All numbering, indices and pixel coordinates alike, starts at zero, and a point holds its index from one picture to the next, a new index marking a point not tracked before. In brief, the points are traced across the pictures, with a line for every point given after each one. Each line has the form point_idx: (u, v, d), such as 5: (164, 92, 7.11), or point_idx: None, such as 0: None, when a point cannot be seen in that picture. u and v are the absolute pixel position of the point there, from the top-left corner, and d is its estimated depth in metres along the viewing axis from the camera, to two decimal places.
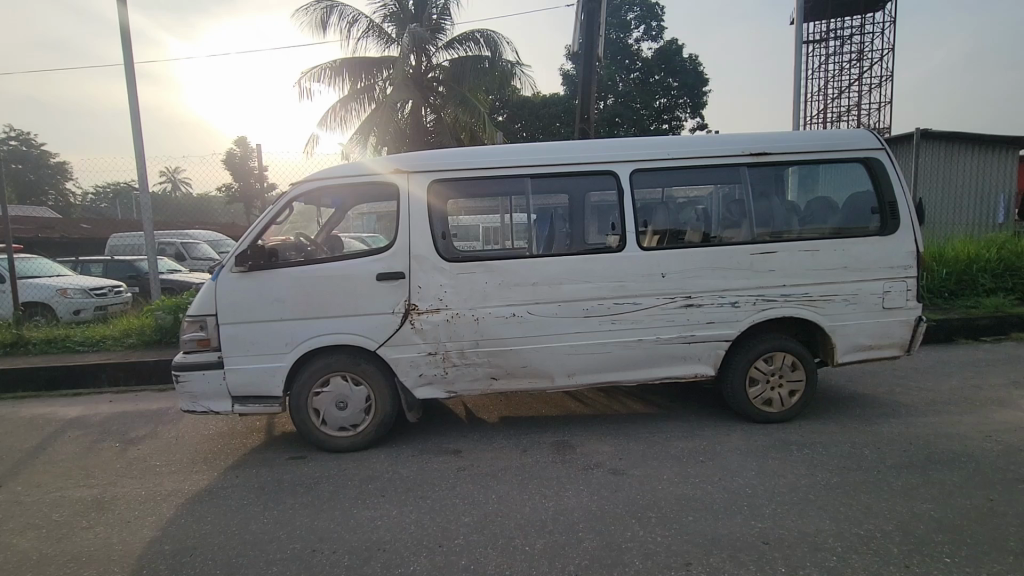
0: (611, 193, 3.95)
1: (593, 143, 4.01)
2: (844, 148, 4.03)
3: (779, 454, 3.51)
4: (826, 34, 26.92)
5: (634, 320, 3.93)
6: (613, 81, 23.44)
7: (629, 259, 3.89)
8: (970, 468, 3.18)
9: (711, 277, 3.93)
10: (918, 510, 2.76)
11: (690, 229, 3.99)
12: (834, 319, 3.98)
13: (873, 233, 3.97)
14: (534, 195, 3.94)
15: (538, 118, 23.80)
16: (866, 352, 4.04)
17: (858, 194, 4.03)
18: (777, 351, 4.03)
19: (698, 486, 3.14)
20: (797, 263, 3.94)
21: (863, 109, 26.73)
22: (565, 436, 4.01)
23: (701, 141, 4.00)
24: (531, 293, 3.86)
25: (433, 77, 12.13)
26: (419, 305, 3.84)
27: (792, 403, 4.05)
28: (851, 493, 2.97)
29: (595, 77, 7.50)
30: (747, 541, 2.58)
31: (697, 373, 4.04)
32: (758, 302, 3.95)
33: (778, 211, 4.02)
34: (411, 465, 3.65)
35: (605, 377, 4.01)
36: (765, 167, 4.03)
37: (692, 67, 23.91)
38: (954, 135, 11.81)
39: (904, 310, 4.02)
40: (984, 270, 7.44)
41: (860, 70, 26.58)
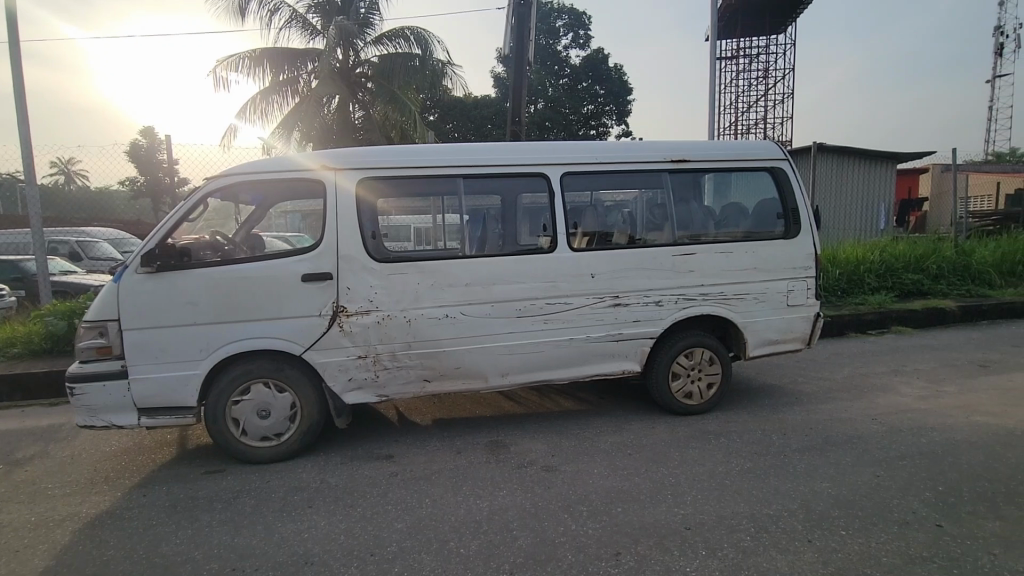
0: (542, 195, 4.04)
1: (525, 146, 4.07)
2: (753, 157, 4.36)
3: (699, 443, 3.74)
4: (736, 52, 28.98)
5: (565, 319, 4.03)
6: (543, 86, 23.88)
7: (560, 260, 3.99)
8: (860, 449, 3.55)
9: (637, 277, 4.12)
10: (818, 488, 3.04)
11: (617, 231, 4.15)
12: (745, 316, 4.29)
13: (778, 237, 4.34)
14: (466, 196, 3.94)
15: (470, 119, 23.78)
16: (774, 346, 4.39)
17: (765, 200, 4.39)
18: (696, 347, 4.29)
19: (627, 478, 3.28)
20: (713, 264, 4.22)
21: (768, 123, 29.07)
22: (499, 435, 4.04)
23: (626, 147, 4.19)
24: (464, 294, 3.85)
25: (361, 73, 11.80)
26: (348, 307, 3.72)
27: (709, 395, 4.33)
28: (762, 476, 3.22)
29: (525, 80, 7.59)
30: (671, 527, 2.73)
31: (624, 370, 4.21)
32: (679, 301, 4.18)
33: (696, 214, 4.28)
34: (340, 473, 3.52)
35: (538, 376, 4.08)
36: (685, 174, 4.28)
37: (618, 76, 24.86)
38: (844, 149, 13.14)
39: (804, 307, 4.42)
40: (869, 270, 8.34)
41: (765, 87, 28.89)
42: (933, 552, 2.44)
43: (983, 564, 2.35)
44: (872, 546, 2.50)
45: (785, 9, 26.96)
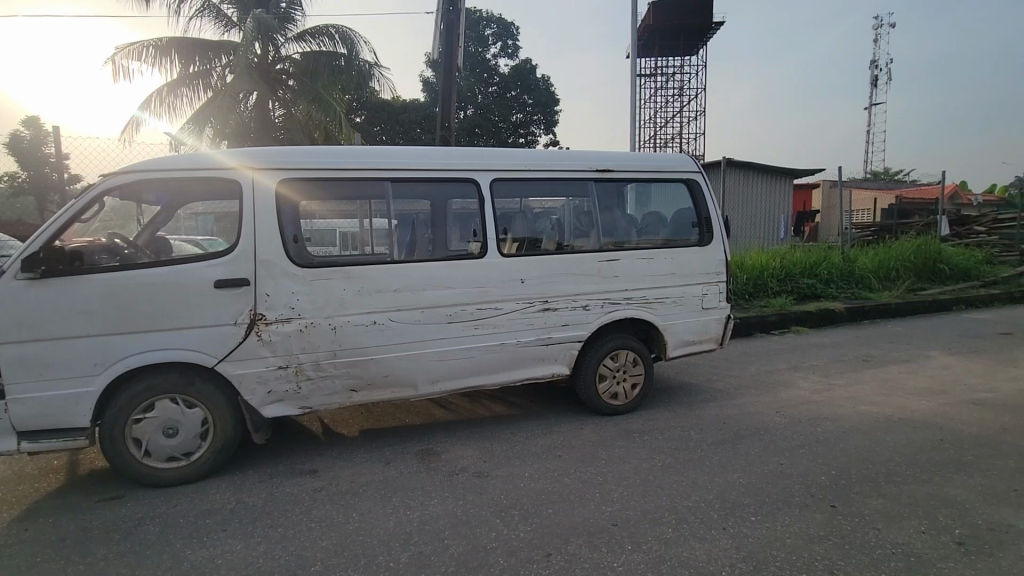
0: (472, 201, 4.05)
1: (454, 150, 4.07)
2: (670, 169, 4.64)
3: (625, 442, 3.90)
4: (655, 70, 30.74)
5: (495, 324, 4.06)
6: (472, 93, 24.00)
7: (490, 265, 4.01)
8: (766, 440, 3.86)
9: (565, 283, 4.23)
10: (731, 479, 3.27)
11: (545, 237, 4.25)
12: (665, 319, 4.54)
13: (693, 245, 4.63)
14: (395, 200, 3.87)
15: (398, 122, 23.37)
16: (691, 346, 4.67)
17: (682, 210, 4.68)
18: (621, 349, 4.47)
19: (557, 479, 3.35)
20: (636, 270, 4.42)
21: (683, 139, 31.06)
22: (429, 443, 3.98)
23: (554, 155, 4.30)
24: (392, 300, 3.77)
25: (282, 70, 11.30)
26: (267, 315, 3.52)
27: (634, 395, 4.52)
28: (681, 470, 3.42)
29: (455, 86, 7.58)
30: (599, 525, 2.81)
31: (553, 373, 4.30)
32: (605, 305, 4.34)
33: (620, 222, 4.47)
34: (259, 492, 3.31)
35: (469, 383, 4.07)
36: (609, 183, 4.47)
37: (546, 87, 25.45)
38: (749, 165, 14.30)
39: (718, 310, 4.74)
40: (772, 276, 9.11)
41: (680, 105, 30.87)
42: (828, 531, 2.69)
43: (870, 539, 2.62)
44: (777, 529, 2.72)
45: (697, 33, 28.99)
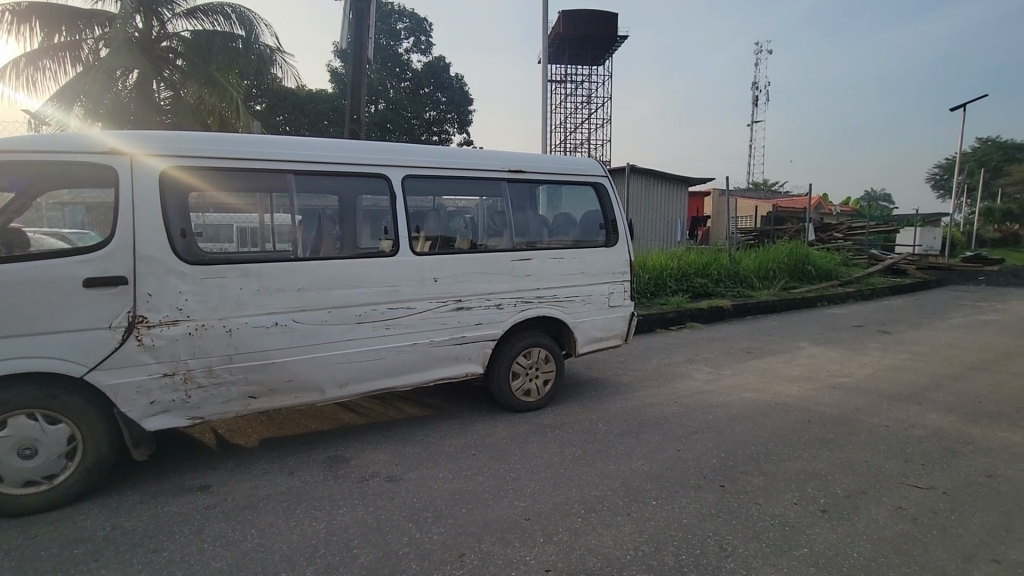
0: (382, 197, 3.94)
1: (364, 144, 3.93)
2: (579, 173, 4.82)
3: (537, 437, 4.00)
4: (565, 77, 31.80)
5: (407, 324, 3.98)
6: (383, 87, 23.29)
7: (402, 264, 3.93)
8: (665, 428, 4.15)
9: (479, 282, 4.24)
10: (635, 467, 3.47)
11: (459, 236, 4.24)
12: (575, 316, 4.71)
13: (600, 246, 4.85)
14: (299, 194, 3.66)
15: (303, 113, 22.12)
16: (599, 343, 4.89)
17: (590, 212, 4.88)
18: (533, 346, 4.57)
19: (471, 478, 3.35)
20: (547, 270, 4.55)
21: (591, 145, 32.48)
22: (336, 449, 3.81)
23: (467, 155, 4.30)
24: (295, 300, 3.56)
25: (167, 47, 10.26)
26: (149, 317, 3.17)
27: (545, 392, 4.64)
28: (589, 462, 3.56)
29: (365, 79, 7.32)
30: (512, 520, 2.86)
31: (467, 373, 4.30)
32: (518, 303, 4.41)
33: (532, 222, 4.57)
34: (139, 513, 2.98)
35: (381, 385, 3.96)
36: (522, 184, 4.56)
37: (459, 86, 25.32)
38: (650, 172, 15.26)
39: (622, 308, 5.00)
40: (670, 276, 9.79)
41: (588, 112, 32.25)
42: (719, 509, 2.95)
43: (752, 513, 2.91)
44: (675, 511, 2.93)
45: (604, 44, 30.40)
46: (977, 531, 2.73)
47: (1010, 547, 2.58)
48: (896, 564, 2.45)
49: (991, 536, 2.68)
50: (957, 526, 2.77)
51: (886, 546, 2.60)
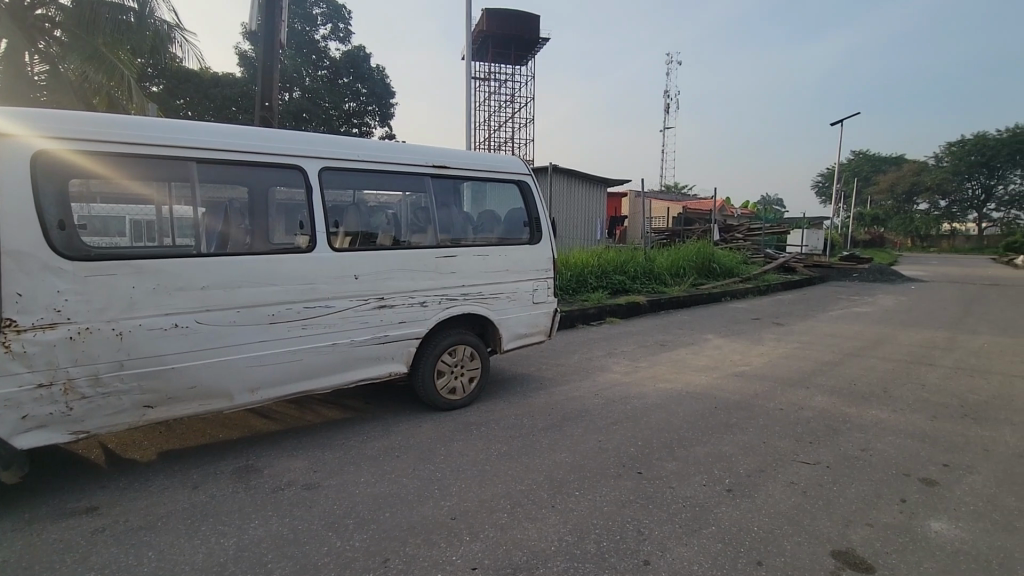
0: (297, 189, 3.74)
1: (277, 133, 3.70)
2: (503, 170, 4.85)
3: (462, 435, 3.98)
4: (488, 75, 31.87)
5: (326, 323, 3.80)
6: (298, 73, 21.93)
7: (320, 260, 3.74)
8: (587, 420, 4.29)
9: (402, 279, 4.14)
10: (558, 459, 3.55)
11: (380, 232, 4.12)
12: (500, 313, 4.73)
13: (524, 243, 4.91)
14: (202, 185, 3.37)
15: (207, 97, 20.44)
16: (523, 339, 4.94)
17: (514, 210, 4.92)
18: (458, 344, 4.53)
19: (395, 480, 3.28)
20: (473, 267, 4.53)
21: (515, 143, 32.87)
22: (247, 459, 3.56)
23: (388, 148, 4.19)
24: (199, 299, 3.28)
25: (42, 15, 9.07)
26: (19, 320, 2.77)
27: (471, 389, 4.63)
28: (515, 457, 3.60)
29: (278, 65, 6.87)
30: (438, 521, 2.83)
31: (390, 373, 4.18)
32: (442, 301, 4.36)
33: (456, 219, 4.53)
34: (8, 544, 2.60)
35: (297, 388, 3.75)
36: (446, 180, 4.51)
37: (380, 77, 24.60)
38: (572, 172, 15.71)
39: (546, 304, 5.10)
40: (591, 273, 10.14)
41: (512, 111, 32.62)
42: (636, 495, 3.09)
43: (667, 496, 3.09)
44: (597, 500, 3.04)
45: (526, 45, 30.84)
46: (855, 499, 3.08)
47: (880, 512, 2.94)
48: (789, 534, 2.71)
49: (866, 503, 3.03)
50: (838, 495, 3.12)
51: (781, 518, 2.87)
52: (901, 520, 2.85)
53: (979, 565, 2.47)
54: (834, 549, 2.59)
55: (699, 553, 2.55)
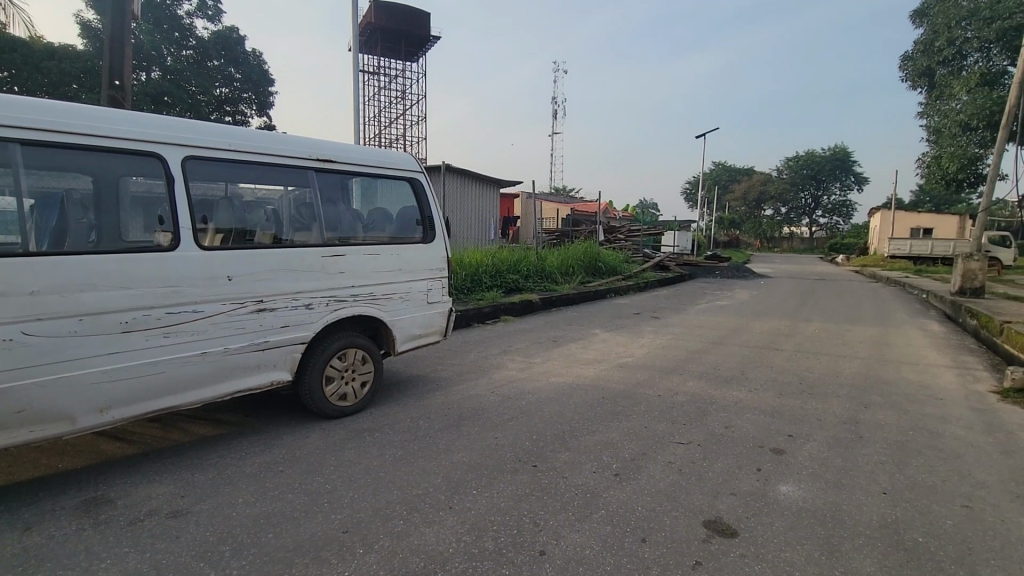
0: (155, 180, 3.31)
1: (129, 114, 3.25)
2: (393, 166, 4.70)
3: (354, 443, 3.79)
4: (377, 69, 30.83)
5: (194, 330, 3.42)
6: (156, 51, 19.46)
7: (185, 260, 3.35)
8: (484, 418, 4.32)
9: (284, 280, 3.84)
10: (455, 460, 3.53)
11: (258, 230, 3.80)
12: (393, 314, 4.57)
13: (417, 242, 4.80)
14: (31, 172, 2.85)
15: (38, 70, 17.33)
16: (419, 340, 4.83)
17: (406, 207, 4.79)
18: (348, 348, 4.31)
19: (279, 497, 3.04)
20: (363, 266, 4.33)
21: (407, 141, 32.20)
22: (95, 490, 3.07)
23: (265, 139, 3.88)
24: (28, 305, 2.77)
25: None
26: None
27: (363, 394, 4.43)
28: (410, 461, 3.52)
29: (130, 39, 6.08)
30: (328, 535, 2.67)
31: (272, 381, 3.86)
32: (330, 302, 4.11)
33: (344, 216, 4.32)
34: None
35: (159, 405, 3.33)
36: (331, 175, 4.27)
37: (256, 62, 22.59)
38: (466, 171, 15.74)
39: (441, 304, 5.03)
40: (485, 272, 10.22)
41: (403, 108, 31.92)
42: (531, 488, 3.17)
43: (561, 486, 3.21)
44: (495, 496, 3.07)
45: (417, 42, 30.39)
46: (721, 472, 3.44)
47: (742, 481, 3.31)
48: (668, 510, 2.95)
49: (730, 474, 3.41)
50: (708, 470, 3.46)
51: (660, 496, 3.11)
52: (758, 487, 3.24)
53: (817, 519, 2.88)
54: (706, 519, 2.87)
55: (589, 537, 2.68)
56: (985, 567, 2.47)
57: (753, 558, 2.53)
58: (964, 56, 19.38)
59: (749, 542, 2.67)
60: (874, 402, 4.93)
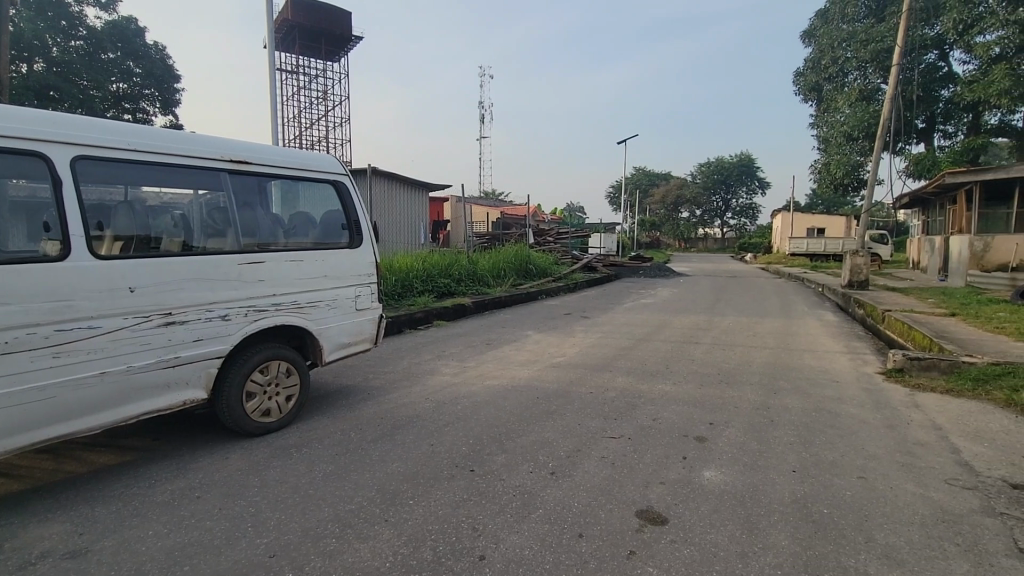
0: (39, 182, 2.97)
1: (6, 108, 2.88)
2: (316, 168, 4.51)
3: (279, 461, 3.58)
4: (296, 67, 29.53)
5: (90, 348, 3.09)
6: (39, 40, 17.24)
7: (77, 270, 3.02)
8: (418, 426, 4.24)
9: (196, 290, 3.56)
10: (389, 471, 3.43)
11: (164, 236, 3.51)
12: (319, 323, 4.36)
13: (344, 247, 4.61)
14: None
15: None
16: (348, 349, 4.64)
17: (331, 211, 4.60)
18: (271, 360, 4.06)
19: (196, 525, 2.80)
20: (285, 273, 4.10)
21: (330, 143, 31.07)
22: None
23: (170, 138, 3.59)
24: None
25: None
26: None
27: (288, 408, 4.20)
28: (342, 475, 3.38)
29: (8, 25, 5.39)
30: (253, 562, 2.50)
31: (184, 401, 3.57)
32: (249, 312, 3.85)
33: (262, 221, 4.08)
34: None
35: (48, 434, 2.97)
36: (247, 177, 4.02)
37: (157, 56, 20.91)
38: (393, 175, 15.41)
39: (371, 310, 4.86)
40: (416, 277, 10.04)
41: (325, 109, 30.80)
42: (469, 493, 3.15)
43: (499, 489, 3.21)
44: (432, 505, 3.02)
45: (338, 41, 29.52)
46: (651, 462, 3.60)
47: (670, 470, 3.48)
48: (602, 504, 3.04)
49: (658, 464, 3.57)
50: (638, 462, 3.60)
51: (595, 490, 3.20)
52: (685, 474, 3.42)
53: (738, 500, 3.08)
54: (638, 510, 2.98)
55: (529, 538, 2.70)
56: (880, 531, 2.75)
57: (682, 542, 2.66)
58: (845, 73, 21.65)
59: (678, 527, 2.80)
60: (781, 388, 5.36)
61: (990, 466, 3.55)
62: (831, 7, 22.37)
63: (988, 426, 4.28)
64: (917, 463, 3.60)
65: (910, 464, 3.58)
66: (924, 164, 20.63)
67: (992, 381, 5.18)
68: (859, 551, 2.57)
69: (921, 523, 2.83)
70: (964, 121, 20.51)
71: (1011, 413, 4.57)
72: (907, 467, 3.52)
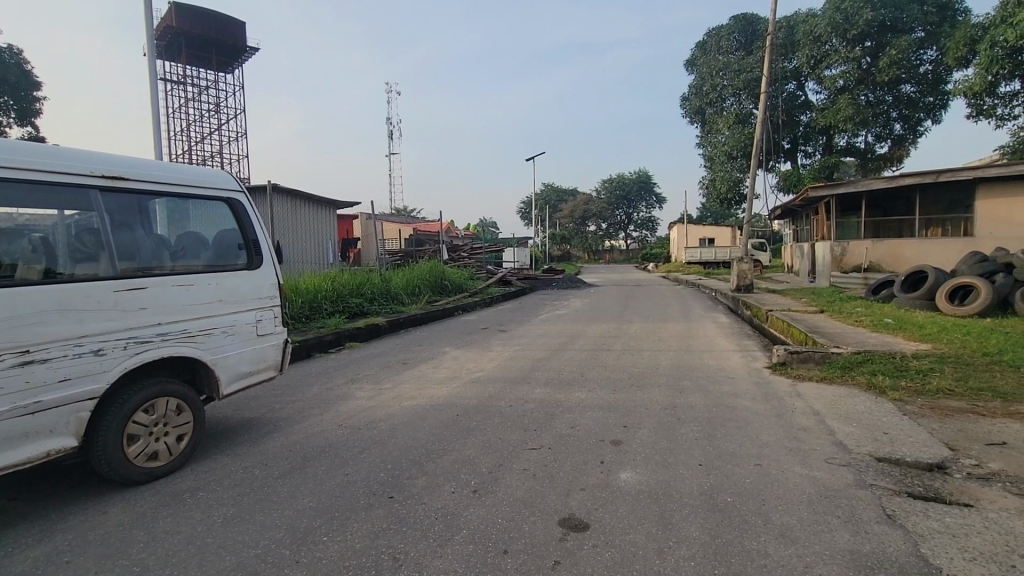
0: None
1: None
2: (206, 185, 4.16)
3: (170, 509, 3.21)
4: (183, 78, 27.33)
5: None
6: None
7: None
8: (331, 456, 4.00)
9: (61, 322, 3.12)
10: (301, 507, 3.20)
11: (19, 263, 3.05)
12: (215, 352, 3.98)
13: (241, 269, 4.27)
14: None
15: None
16: (249, 378, 4.27)
17: (225, 230, 4.25)
18: (158, 397, 3.63)
19: None
20: (171, 299, 3.71)
21: (223, 159, 28.94)
22: None
23: (27, 151, 3.17)
24: None
25: None
26: None
27: (180, 449, 3.79)
28: (245, 518, 3.08)
29: None
30: None
31: (49, 451, 3.10)
32: (129, 344, 3.44)
33: (142, 242, 3.68)
34: None
35: None
36: (122, 194, 3.62)
37: (10, 61, 18.32)
38: (295, 191, 14.65)
39: (275, 335, 4.53)
40: (324, 298, 9.57)
41: (218, 122, 28.77)
42: (389, 521, 3.01)
43: (421, 514, 3.10)
44: (349, 538, 2.85)
45: (231, 50, 27.81)
46: (570, 469, 3.68)
47: (590, 475, 3.57)
48: (526, 516, 3.04)
49: (578, 470, 3.66)
50: (559, 470, 3.67)
51: (518, 504, 3.20)
52: (603, 478, 3.53)
53: (653, 498, 3.23)
54: (561, 519, 3.02)
55: (452, 560, 2.64)
56: (775, 513, 3.01)
57: (603, 546, 2.73)
58: (723, 100, 24.01)
59: (600, 532, 2.87)
60: (686, 388, 5.73)
61: (858, 443, 4.02)
62: (709, 40, 24.85)
63: (856, 408, 4.87)
64: (802, 447, 4.00)
65: (795, 448, 3.97)
66: (792, 180, 23.37)
67: (856, 368, 5.91)
68: (759, 534, 2.79)
69: (808, 501, 3.14)
70: (820, 143, 23.41)
71: (872, 395, 5.23)
72: (795, 451, 3.89)
